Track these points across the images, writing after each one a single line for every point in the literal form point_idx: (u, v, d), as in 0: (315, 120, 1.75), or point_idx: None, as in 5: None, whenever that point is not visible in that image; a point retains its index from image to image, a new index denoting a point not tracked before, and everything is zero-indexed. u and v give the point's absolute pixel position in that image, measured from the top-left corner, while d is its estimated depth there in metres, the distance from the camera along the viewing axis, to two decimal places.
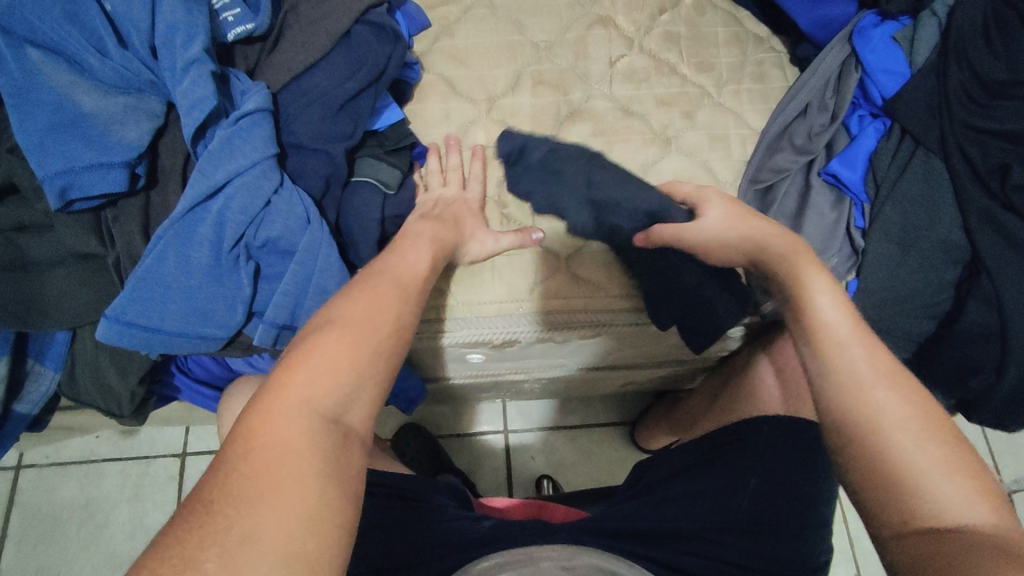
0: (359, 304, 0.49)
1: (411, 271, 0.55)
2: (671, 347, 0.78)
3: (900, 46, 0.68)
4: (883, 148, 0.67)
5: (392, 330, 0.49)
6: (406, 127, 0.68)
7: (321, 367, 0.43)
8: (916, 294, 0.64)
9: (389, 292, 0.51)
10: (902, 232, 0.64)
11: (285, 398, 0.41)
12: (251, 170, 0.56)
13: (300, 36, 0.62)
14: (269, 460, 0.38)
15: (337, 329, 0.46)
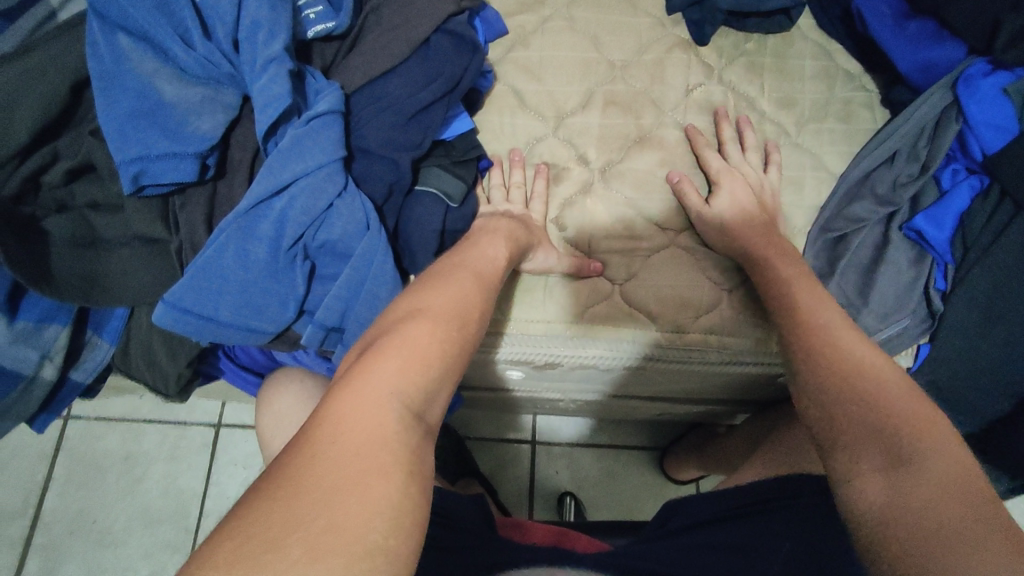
0: (444, 301, 0.49)
1: (489, 274, 0.55)
2: (715, 386, 0.75)
3: (1012, 100, 0.62)
4: (977, 209, 0.63)
5: (472, 330, 0.49)
6: (474, 138, 0.67)
7: (408, 358, 0.43)
8: (995, 367, 0.61)
9: (471, 293, 0.52)
10: (988, 301, 0.60)
11: (375, 382, 0.41)
12: (318, 171, 0.56)
13: (379, 40, 0.61)
14: (361, 444, 0.37)
15: (424, 322, 0.46)
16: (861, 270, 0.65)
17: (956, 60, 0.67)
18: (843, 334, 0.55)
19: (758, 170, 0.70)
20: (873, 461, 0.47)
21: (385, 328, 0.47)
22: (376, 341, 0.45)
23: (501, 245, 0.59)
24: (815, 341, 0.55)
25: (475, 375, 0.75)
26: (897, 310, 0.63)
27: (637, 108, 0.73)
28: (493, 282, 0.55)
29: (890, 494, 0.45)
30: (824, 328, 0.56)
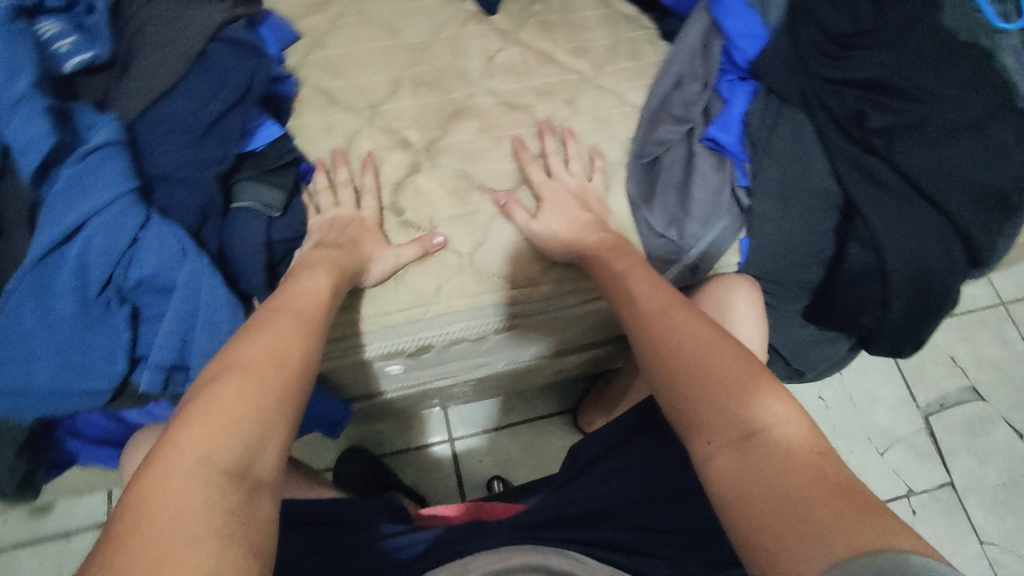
0: (259, 347, 0.45)
1: (312, 312, 0.52)
2: (587, 327, 0.78)
3: (753, 11, 0.71)
4: (755, 110, 0.70)
5: (297, 368, 0.46)
6: (286, 144, 0.66)
7: (223, 413, 0.40)
8: (804, 244, 0.68)
9: (292, 332, 0.48)
10: (781, 189, 0.67)
11: (183, 450, 0.37)
12: (111, 207, 0.53)
13: (149, 61, 0.58)
14: (166, 526, 0.33)
15: (236, 373, 0.42)
16: (676, 187, 0.71)
17: None
18: (680, 314, 0.55)
19: (581, 178, 0.71)
20: (725, 434, 0.46)
21: (192, 390, 0.42)
22: (182, 406, 0.41)
23: (321, 278, 0.57)
24: (656, 329, 0.55)
25: (354, 381, 0.73)
26: (713, 214, 0.69)
27: (446, 84, 0.75)
28: (316, 318, 0.52)
29: (740, 457, 0.45)
30: (660, 311, 0.56)
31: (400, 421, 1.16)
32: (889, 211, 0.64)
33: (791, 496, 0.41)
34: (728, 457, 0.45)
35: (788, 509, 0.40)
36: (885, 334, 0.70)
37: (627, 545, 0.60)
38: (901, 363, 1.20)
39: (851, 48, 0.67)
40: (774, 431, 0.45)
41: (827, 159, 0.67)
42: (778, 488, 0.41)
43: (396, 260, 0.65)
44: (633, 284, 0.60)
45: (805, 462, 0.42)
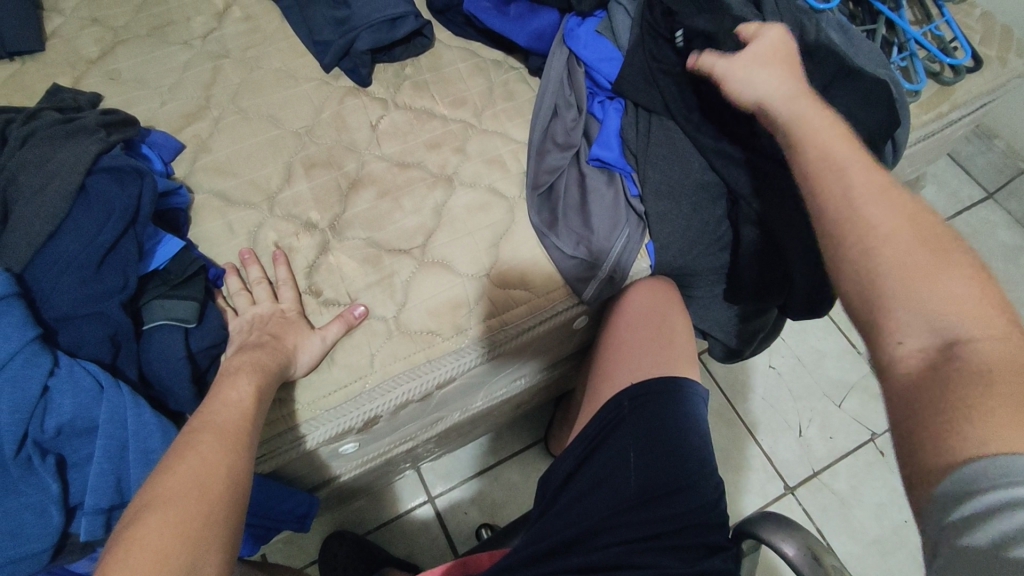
0: (181, 478, 0.48)
1: (237, 425, 0.54)
2: (529, 357, 0.80)
3: (605, 36, 0.77)
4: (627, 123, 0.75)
5: (218, 494, 0.49)
6: (189, 254, 0.65)
7: (144, 555, 0.43)
8: (704, 234, 0.73)
9: (214, 453, 0.51)
10: (666, 188, 0.72)
11: None
12: (13, 361, 0.52)
13: (30, 208, 0.58)
14: None
15: (155, 510, 0.46)
16: (576, 208, 0.74)
17: (557, 21, 0.81)
18: (874, 201, 0.51)
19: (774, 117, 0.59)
20: (921, 330, 0.44)
21: (119, 526, 0.46)
22: (109, 543, 0.45)
23: (245, 383, 0.58)
24: (859, 215, 0.50)
25: (311, 468, 0.73)
26: (616, 225, 0.73)
27: (337, 160, 0.77)
28: (239, 429, 0.54)
29: (934, 359, 0.43)
30: (856, 197, 0.51)
31: (377, 493, 1.14)
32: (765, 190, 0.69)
33: (936, 406, 0.40)
34: (925, 358, 0.43)
35: (968, 415, 0.39)
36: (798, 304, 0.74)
37: (617, 562, 0.58)
38: (835, 315, 1.27)
39: None
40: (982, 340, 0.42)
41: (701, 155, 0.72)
42: (955, 397, 0.40)
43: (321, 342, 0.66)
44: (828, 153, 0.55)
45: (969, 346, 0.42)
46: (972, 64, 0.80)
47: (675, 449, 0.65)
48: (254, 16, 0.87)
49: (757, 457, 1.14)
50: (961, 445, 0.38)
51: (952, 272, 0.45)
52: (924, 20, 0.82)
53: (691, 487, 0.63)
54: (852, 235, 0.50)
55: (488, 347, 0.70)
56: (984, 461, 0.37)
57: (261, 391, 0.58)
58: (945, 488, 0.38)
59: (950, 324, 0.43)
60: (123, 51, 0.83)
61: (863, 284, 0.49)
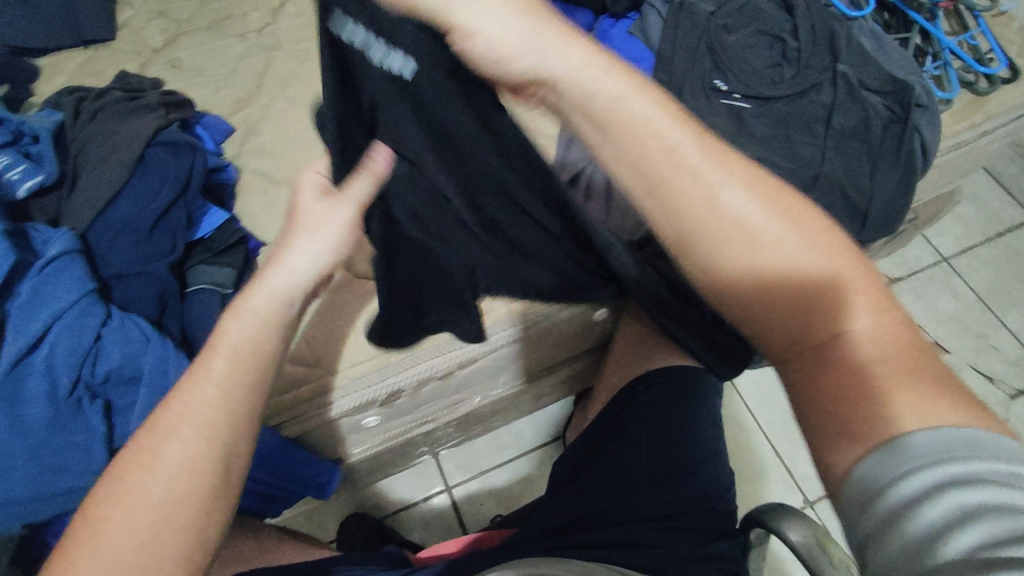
0: (210, 393, 0.43)
1: (265, 323, 0.45)
2: (549, 346, 0.82)
3: (637, 38, 0.79)
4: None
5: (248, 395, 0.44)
6: (233, 226, 0.69)
7: (191, 419, 0.42)
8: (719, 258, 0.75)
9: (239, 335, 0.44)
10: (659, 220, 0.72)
11: (145, 467, 0.41)
12: (71, 310, 0.56)
13: (95, 174, 0.63)
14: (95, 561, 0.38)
15: (179, 422, 0.42)
16: None
17: (592, 23, 0.83)
18: (732, 183, 0.41)
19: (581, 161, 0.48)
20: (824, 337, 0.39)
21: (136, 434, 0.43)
22: (123, 454, 0.42)
23: (261, 297, 0.46)
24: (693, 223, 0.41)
25: (334, 437, 0.76)
26: None
27: None
28: (263, 333, 0.45)
29: (824, 361, 0.39)
30: (710, 183, 0.40)
31: (395, 479, 1.16)
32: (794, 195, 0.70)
33: (847, 397, 0.37)
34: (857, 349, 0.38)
35: (886, 403, 0.36)
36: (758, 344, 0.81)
37: (629, 538, 0.59)
38: None
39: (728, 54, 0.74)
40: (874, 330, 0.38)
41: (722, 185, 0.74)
42: (868, 392, 0.37)
43: (334, 213, 0.48)
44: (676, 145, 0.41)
45: (830, 319, 0.39)
46: (1008, 75, 0.79)
47: (685, 435, 0.66)
48: (305, 13, 0.93)
49: (776, 467, 1.14)
50: (892, 415, 0.35)
51: (792, 233, 0.40)
52: (960, 30, 0.82)
53: (700, 473, 0.65)
54: (677, 225, 0.41)
55: (509, 331, 0.73)
56: (925, 437, 0.33)
57: (297, 284, 0.47)
58: (855, 495, 0.34)
59: (793, 327, 0.40)
60: (184, 42, 0.89)
61: (729, 282, 0.42)
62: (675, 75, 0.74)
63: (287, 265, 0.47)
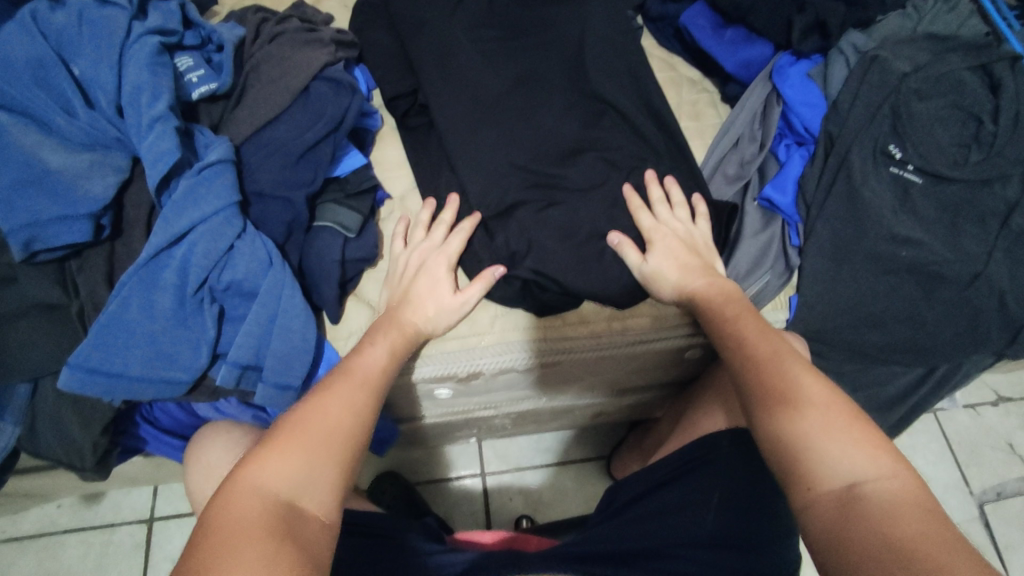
0: (296, 468, 0.43)
1: (375, 371, 0.53)
2: (635, 368, 0.80)
3: (815, 82, 0.75)
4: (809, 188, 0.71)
5: (324, 455, 0.45)
6: (367, 172, 0.70)
7: (301, 443, 0.45)
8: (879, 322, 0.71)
9: (356, 401, 0.50)
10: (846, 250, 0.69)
11: (287, 455, 0.44)
12: (215, 216, 0.58)
13: (260, 94, 0.66)
14: (246, 524, 0.39)
15: (296, 450, 0.44)
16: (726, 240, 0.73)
17: (769, 55, 0.79)
18: (702, 281, 0.63)
19: (686, 223, 0.68)
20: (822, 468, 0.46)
21: (210, 504, 0.41)
22: (212, 497, 0.41)
23: (376, 356, 0.55)
24: (800, 399, 0.50)
25: (404, 400, 0.77)
26: (758, 268, 0.71)
27: None
28: (373, 378, 0.53)
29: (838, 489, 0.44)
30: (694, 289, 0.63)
31: (435, 450, 1.17)
32: (947, 297, 0.68)
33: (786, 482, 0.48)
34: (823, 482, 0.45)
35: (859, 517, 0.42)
36: (881, 404, 0.79)
37: None
38: (954, 443, 1.15)
39: (915, 120, 0.69)
40: (818, 425, 0.48)
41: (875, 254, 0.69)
42: (842, 525, 0.43)
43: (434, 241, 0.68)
44: (780, 359, 0.53)
45: (787, 406, 0.50)
46: None
47: (761, 506, 0.63)
48: None
49: None
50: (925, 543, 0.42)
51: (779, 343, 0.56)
52: None
53: (768, 548, 0.61)
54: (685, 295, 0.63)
55: (603, 344, 0.70)
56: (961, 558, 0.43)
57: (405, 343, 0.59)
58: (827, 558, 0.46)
59: (811, 430, 0.48)
60: None
61: (743, 360, 0.55)
62: (846, 132, 0.70)
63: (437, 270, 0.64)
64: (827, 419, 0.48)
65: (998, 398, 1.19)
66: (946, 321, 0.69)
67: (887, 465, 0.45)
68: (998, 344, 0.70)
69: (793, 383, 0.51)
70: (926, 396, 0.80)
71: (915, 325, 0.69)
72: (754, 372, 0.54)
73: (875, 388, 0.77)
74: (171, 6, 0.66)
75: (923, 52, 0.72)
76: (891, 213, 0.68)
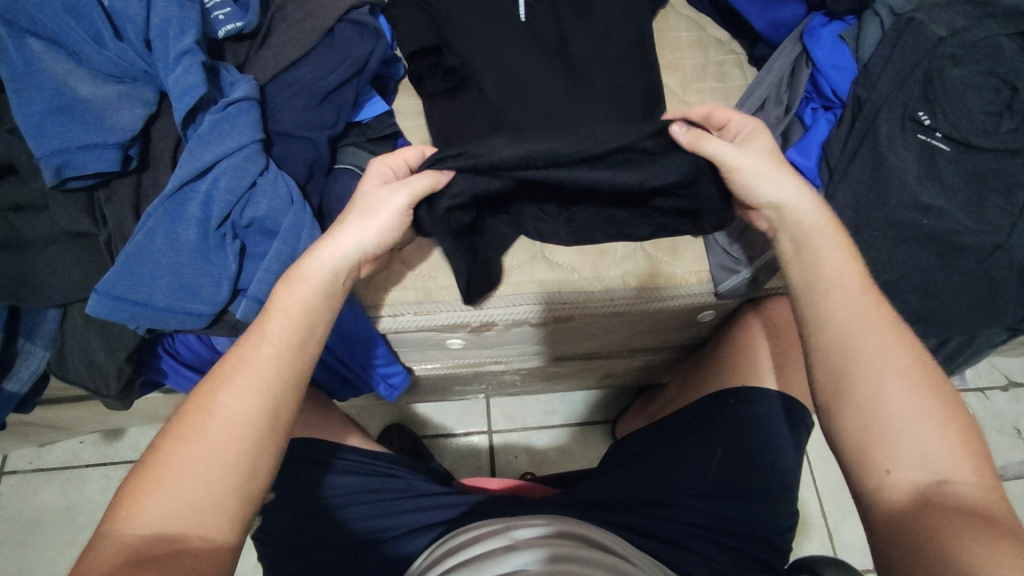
0: (168, 490, 0.43)
1: (261, 373, 0.48)
2: (646, 328, 0.80)
3: (847, 44, 0.73)
4: (835, 155, 0.70)
5: (212, 462, 0.45)
6: (389, 119, 0.71)
7: (189, 451, 0.45)
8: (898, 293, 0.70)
9: (234, 412, 0.46)
10: (868, 216, 0.68)
11: (173, 466, 0.44)
12: (238, 153, 0.59)
13: (286, 35, 0.66)
14: (120, 547, 0.41)
15: (163, 487, 0.43)
16: None
17: (801, 16, 0.77)
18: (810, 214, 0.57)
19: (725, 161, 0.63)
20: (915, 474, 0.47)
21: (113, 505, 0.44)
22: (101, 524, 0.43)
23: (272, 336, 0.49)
24: (900, 396, 0.49)
25: (417, 348, 0.78)
26: None
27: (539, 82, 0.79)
28: (255, 379, 0.47)
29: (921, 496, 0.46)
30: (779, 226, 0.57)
31: (444, 406, 1.19)
32: (965, 268, 0.68)
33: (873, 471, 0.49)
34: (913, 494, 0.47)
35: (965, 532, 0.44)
36: None
37: (670, 538, 0.60)
38: None
39: (947, 86, 0.67)
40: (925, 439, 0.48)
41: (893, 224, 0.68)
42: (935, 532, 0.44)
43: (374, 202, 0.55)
44: (874, 356, 0.51)
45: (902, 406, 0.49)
46: None
47: (762, 461, 0.64)
48: None
49: (820, 530, 1.06)
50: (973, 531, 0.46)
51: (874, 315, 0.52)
52: None
53: (767, 504, 0.62)
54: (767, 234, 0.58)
55: (615, 300, 0.71)
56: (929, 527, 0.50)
57: (300, 322, 0.50)
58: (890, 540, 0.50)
59: (913, 442, 0.48)
60: None
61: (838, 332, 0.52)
62: (875, 95, 0.69)
63: (339, 242, 0.53)
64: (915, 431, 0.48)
65: (1009, 382, 1.18)
66: (962, 291, 0.68)
67: (972, 475, 0.47)
68: (1012, 318, 0.70)
69: (878, 401, 0.49)
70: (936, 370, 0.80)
71: (930, 295, 0.69)
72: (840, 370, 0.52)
73: None
74: None
75: (961, 16, 0.70)
76: (917, 181, 0.67)
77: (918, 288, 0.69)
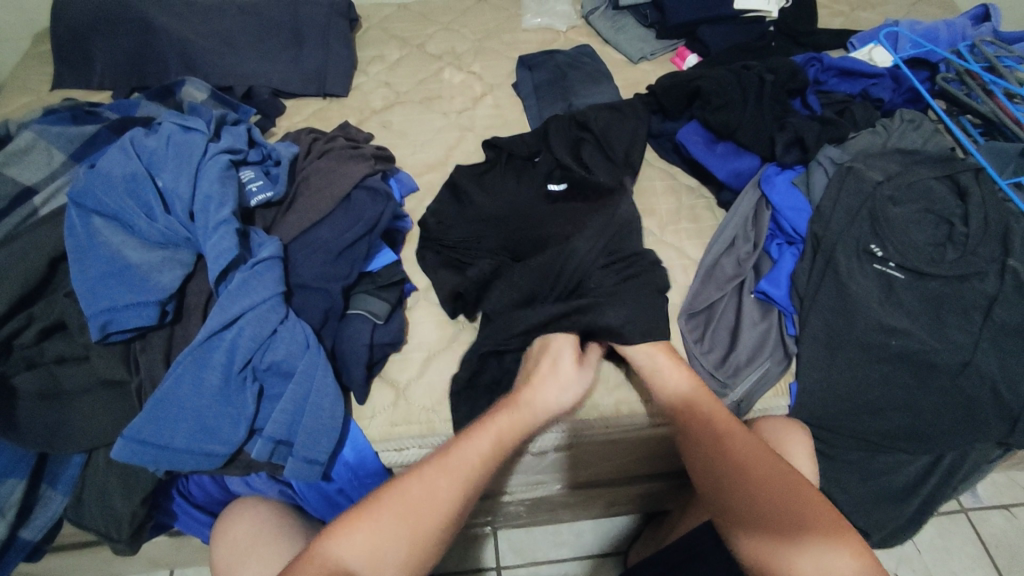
0: (366, 545, 0.58)
1: (455, 494, 0.62)
2: (644, 455, 0.82)
3: (799, 189, 0.84)
4: (802, 284, 0.77)
5: (405, 534, 0.59)
6: (397, 267, 0.79)
7: (401, 520, 0.59)
8: (886, 411, 0.72)
9: (440, 492, 0.61)
10: (844, 340, 0.73)
11: (384, 528, 0.59)
12: (262, 304, 0.66)
13: (309, 202, 0.77)
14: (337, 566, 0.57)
15: (378, 541, 0.58)
16: (728, 330, 0.78)
17: (757, 166, 0.88)
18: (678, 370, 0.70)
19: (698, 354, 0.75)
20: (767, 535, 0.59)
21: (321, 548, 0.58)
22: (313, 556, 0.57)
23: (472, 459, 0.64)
24: (748, 477, 0.61)
25: None
26: (759, 355, 0.75)
27: None
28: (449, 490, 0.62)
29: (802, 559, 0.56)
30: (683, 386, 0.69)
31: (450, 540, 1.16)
32: (943, 384, 0.71)
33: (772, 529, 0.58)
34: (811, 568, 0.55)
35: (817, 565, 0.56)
36: (894, 493, 0.80)
37: None
38: (992, 547, 1.10)
39: (890, 220, 0.76)
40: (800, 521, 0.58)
41: (864, 345, 0.73)
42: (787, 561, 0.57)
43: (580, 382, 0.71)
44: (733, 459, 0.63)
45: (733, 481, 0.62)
46: None
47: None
48: (501, 106, 1.04)
49: None
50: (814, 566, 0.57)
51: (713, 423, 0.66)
52: None
53: None
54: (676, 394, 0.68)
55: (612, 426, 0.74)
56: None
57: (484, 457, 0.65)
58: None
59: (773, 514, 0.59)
60: (398, 108, 1.03)
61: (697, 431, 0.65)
62: (830, 232, 0.77)
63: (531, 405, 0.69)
64: (762, 528, 0.58)
65: None
66: (943, 408, 0.71)
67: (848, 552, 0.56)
68: (999, 433, 0.72)
69: (762, 490, 0.60)
70: (939, 487, 0.80)
71: (913, 412, 0.72)
72: (701, 462, 0.64)
73: (886, 476, 0.78)
74: (240, 131, 0.80)
75: (894, 164, 0.81)
76: (881, 306, 0.73)
77: (903, 405, 0.72)
